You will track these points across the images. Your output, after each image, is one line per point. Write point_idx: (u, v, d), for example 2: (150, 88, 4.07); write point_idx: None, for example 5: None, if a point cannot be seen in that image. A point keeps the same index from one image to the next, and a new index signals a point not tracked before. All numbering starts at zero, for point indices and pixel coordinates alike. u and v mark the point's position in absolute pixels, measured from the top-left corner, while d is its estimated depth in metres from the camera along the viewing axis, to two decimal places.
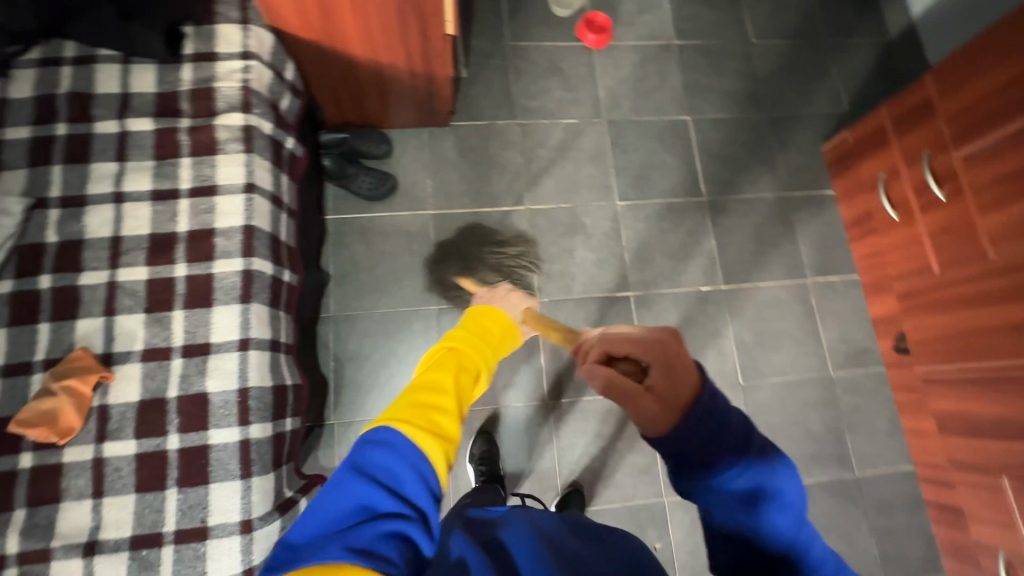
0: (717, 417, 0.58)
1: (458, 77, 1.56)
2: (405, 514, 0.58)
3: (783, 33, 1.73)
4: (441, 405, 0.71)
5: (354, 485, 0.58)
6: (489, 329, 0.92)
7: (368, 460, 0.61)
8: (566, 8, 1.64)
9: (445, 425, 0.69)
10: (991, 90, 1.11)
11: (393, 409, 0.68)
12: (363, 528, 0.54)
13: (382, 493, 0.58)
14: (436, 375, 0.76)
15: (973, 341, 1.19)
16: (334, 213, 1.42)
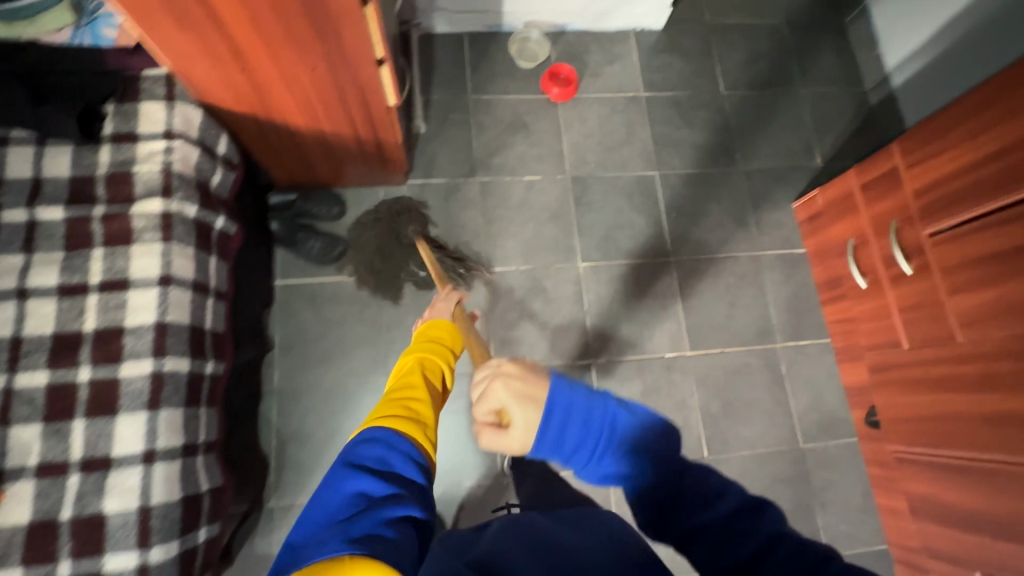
0: (580, 407, 0.66)
1: (417, 133, 1.52)
2: (399, 492, 0.61)
3: (755, 83, 1.69)
4: (415, 397, 0.77)
5: (355, 480, 0.61)
6: (443, 337, 0.89)
7: (359, 457, 0.64)
8: (530, 62, 1.60)
9: (421, 419, 0.75)
10: (957, 168, 1.05)
11: (379, 409, 0.74)
12: (357, 514, 0.57)
13: (378, 478, 0.62)
14: (409, 375, 0.81)
15: (944, 427, 1.13)
16: (284, 277, 1.36)
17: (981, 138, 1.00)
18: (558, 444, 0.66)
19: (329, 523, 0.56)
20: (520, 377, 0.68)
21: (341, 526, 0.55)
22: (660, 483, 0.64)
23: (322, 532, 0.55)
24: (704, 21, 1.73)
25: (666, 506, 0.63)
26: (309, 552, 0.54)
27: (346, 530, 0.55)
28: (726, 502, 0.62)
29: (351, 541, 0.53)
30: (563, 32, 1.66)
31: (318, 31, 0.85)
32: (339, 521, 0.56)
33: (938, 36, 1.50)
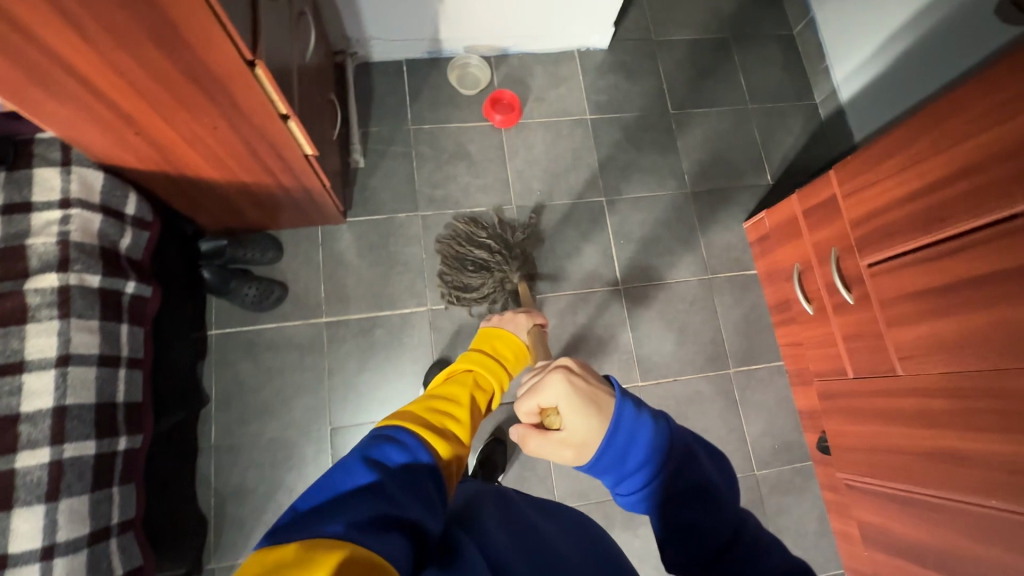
0: (644, 428, 0.69)
1: (356, 167, 1.47)
2: (407, 503, 0.57)
3: (703, 100, 1.67)
4: (452, 414, 0.82)
5: (367, 472, 0.58)
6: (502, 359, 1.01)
7: (378, 452, 0.63)
8: (471, 89, 1.57)
9: (457, 432, 0.79)
10: (889, 200, 1.02)
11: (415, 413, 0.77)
12: (361, 508, 0.52)
13: (387, 481, 0.59)
14: (452, 391, 0.87)
15: (887, 459, 1.11)
16: (218, 326, 1.32)
17: (910, 171, 0.98)
18: (606, 461, 0.69)
19: (329, 506, 0.52)
20: (585, 383, 0.74)
21: (343, 511, 0.51)
22: (708, 523, 0.66)
23: (320, 514, 0.50)
24: (650, 39, 1.70)
25: (709, 546, 0.66)
26: (307, 523, 0.49)
27: (347, 518, 0.50)
28: (773, 558, 0.64)
29: (354, 528, 0.48)
30: (506, 55, 1.62)
31: (208, 94, 0.81)
32: (341, 508, 0.51)
33: (880, 51, 1.48)
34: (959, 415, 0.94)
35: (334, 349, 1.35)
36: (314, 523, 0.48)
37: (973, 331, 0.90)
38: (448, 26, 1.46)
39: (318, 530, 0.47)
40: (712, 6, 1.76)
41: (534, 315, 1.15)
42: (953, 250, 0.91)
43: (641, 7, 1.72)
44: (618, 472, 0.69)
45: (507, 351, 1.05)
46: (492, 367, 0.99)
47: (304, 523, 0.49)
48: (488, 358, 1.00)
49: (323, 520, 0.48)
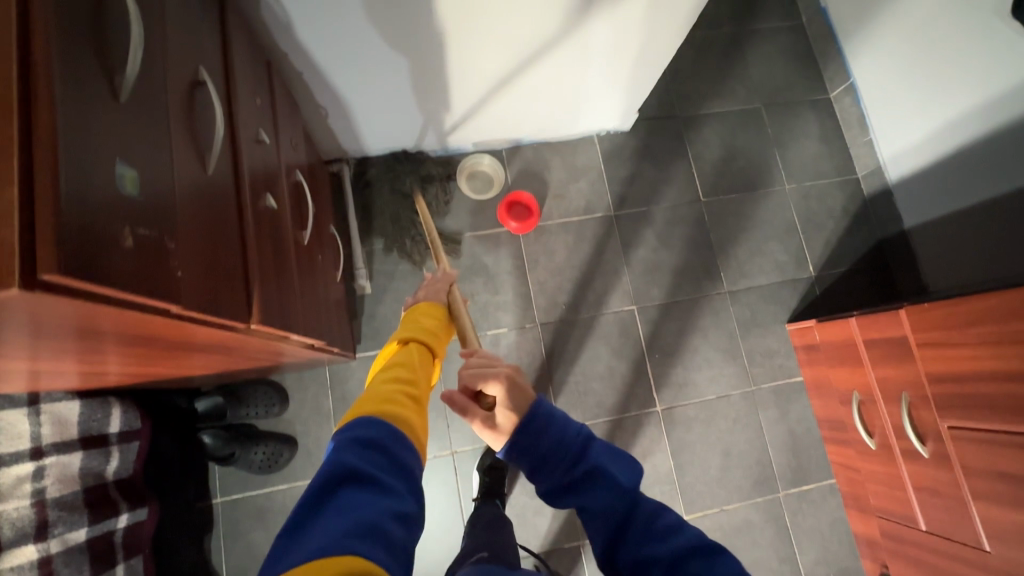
0: (554, 424, 0.65)
1: (362, 293, 1.33)
2: (398, 489, 0.52)
3: (735, 183, 1.53)
4: (406, 382, 0.67)
5: (352, 458, 0.52)
6: (432, 325, 0.85)
7: (355, 430, 0.55)
8: (485, 193, 1.42)
9: (414, 403, 0.65)
10: (981, 371, 0.90)
11: (369, 394, 0.63)
12: (353, 511, 0.47)
13: (375, 466, 0.53)
14: (399, 360, 0.72)
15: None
16: (223, 492, 1.19)
17: (1009, 349, 0.85)
18: (523, 452, 0.65)
19: (315, 510, 0.48)
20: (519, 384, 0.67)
21: (333, 516, 0.47)
22: (605, 503, 0.61)
23: (307, 527, 0.46)
24: (674, 115, 1.55)
25: (612, 530, 0.60)
26: (296, 544, 0.45)
27: (340, 524, 0.46)
28: (681, 537, 0.57)
29: (351, 539, 0.44)
30: (519, 145, 1.46)
31: (194, 347, 0.67)
32: (330, 514, 0.47)
33: (935, 135, 1.34)
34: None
35: None
36: (301, 543, 0.44)
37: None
38: (455, 130, 1.31)
39: (309, 549, 0.44)
40: (740, 72, 1.60)
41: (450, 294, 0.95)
42: None
43: (664, 80, 1.57)
44: (534, 463, 0.64)
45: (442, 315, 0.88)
46: (431, 330, 0.83)
47: (291, 543, 0.45)
48: (428, 324, 0.84)
49: (313, 537, 0.45)
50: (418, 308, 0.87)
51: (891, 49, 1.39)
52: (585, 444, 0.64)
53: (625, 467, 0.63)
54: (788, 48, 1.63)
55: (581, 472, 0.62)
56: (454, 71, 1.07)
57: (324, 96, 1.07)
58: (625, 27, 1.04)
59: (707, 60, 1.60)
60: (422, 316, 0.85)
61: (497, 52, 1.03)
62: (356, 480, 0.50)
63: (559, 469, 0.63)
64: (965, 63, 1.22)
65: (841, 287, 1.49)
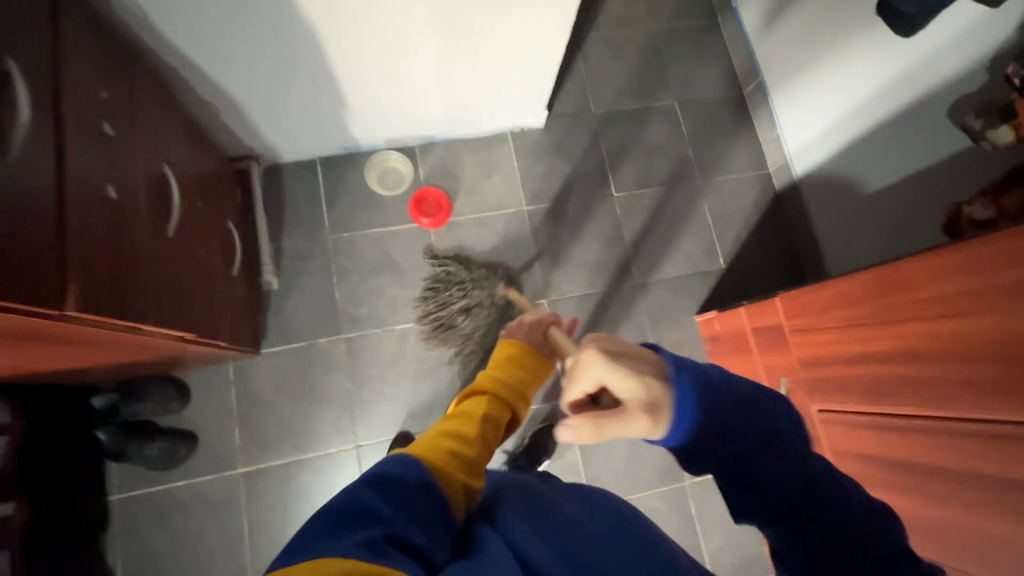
0: (717, 385, 0.57)
1: (269, 289, 1.33)
2: (411, 526, 0.49)
3: (648, 178, 1.56)
4: (463, 439, 0.63)
5: (375, 493, 0.50)
6: (522, 370, 0.80)
7: (387, 467, 0.54)
8: (395, 189, 1.43)
9: (468, 464, 0.61)
10: (838, 353, 0.92)
11: (420, 446, 0.60)
12: (361, 533, 0.46)
13: (393, 503, 0.51)
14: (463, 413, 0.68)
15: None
16: (121, 489, 1.19)
17: (858, 331, 0.87)
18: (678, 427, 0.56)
19: (332, 530, 0.46)
20: (626, 357, 0.60)
21: (344, 537, 0.45)
22: (780, 475, 0.54)
23: (322, 541, 0.45)
24: (589, 112, 1.58)
25: (784, 507, 0.53)
26: (310, 552, 0.43)
27: (350, 540, 0.44)
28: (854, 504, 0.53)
29: (359, 549, 0.43)
30: (432, 142, 1.48)
31: (21, 336, 0.67)
32: (339, 536, 0.45)
33: (830, 129, 1.37)
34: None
35: (256, 502, 1.23)
36: (313, 550, 0.43)
37: (936, 514, 0.79)
38: (359, 124, 1.32)
39: (320, 553, 0.42)
40: (655, 70, 1.63)
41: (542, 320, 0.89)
42: (909, 429, 0.81)
43: (579, 78, 1.60)
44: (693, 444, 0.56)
45: (535, 360, 0.83)
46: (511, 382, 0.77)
47: (305, 551, 0.44)
48: (513, 372, 0.78)
49: (324, 546, 0.43)
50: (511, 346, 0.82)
51: (798, 45, 1.43)
52: (761, 399, 0.58)
53: (792, 427, 0.57)
54: (702, 47, 1.66)
55: (747, 440, 0.55)
56: (328, 67, 1.08)
57: (208, 92, 1.08)
58: (505, 21, 1.06)
59: (624, 59, 1.63)
60: (513, 363, 0.80)
61: (366, 45, 1.04)
62: (369, 510, 0.48)
63: (724, 440, 0.55)
64: (856, 57, 1.25)
65: (750, 279, 1.52)
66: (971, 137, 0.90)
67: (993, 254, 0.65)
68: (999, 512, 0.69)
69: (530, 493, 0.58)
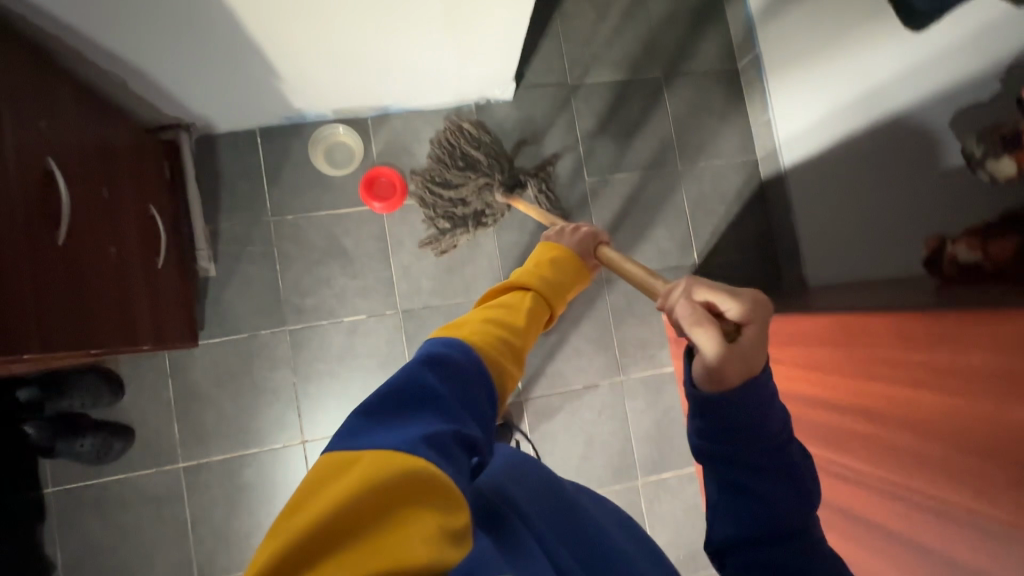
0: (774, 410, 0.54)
1: (206, 276, 1.24)
2: (469, 419, 0.47)
3: (624, 162, 1.44)
4: (509, 325, 0.57)
5: (433, 377, 0.47)
6: (570, 270, 0.68)
7: (443, 347, 0.50)
8: (344, 168, 1.31)
9: (511, 351, 0.56)
10: (797, 390, 0.87)
11: (466, 325, 0.56)
12: (428, 423, 0.43)
13: (454, 394, 0.47)
14: (510, 301, 0.61)
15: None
16: (55, 483, 1.16)
17: (816, 374, 0.82)
18: (733, 414, 0.53)
19: (397, 413, 0.44)
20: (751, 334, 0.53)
21: (408, 427, 0.43)
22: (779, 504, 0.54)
23: (388, 424, 0.43)
24: (565, 83, 1.43)
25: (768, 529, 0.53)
26: (376, 435, 0.41)
27: (416, 433, 0.42)
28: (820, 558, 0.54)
29: (427, 448, 0.41)
30: (387, 113, 1.33)
31: None
32: (401, 423, 0.43)
33: (826, 120, 1.24)
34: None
35: (198, 497, 1.21)
36: (383, 434, 0.41)
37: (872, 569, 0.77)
38: (298, 94, 1.17)
39: (390, 444, 0.40)
40: (642, 34, 1.46)
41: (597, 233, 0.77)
42: (857, 483, 0.77)
43: (555, 42, 1.43)
44: (717, 421, 0.54)
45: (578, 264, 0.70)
46: (555, 279, 0.66)
47: (369, 431, 0.42)
48: (558, 274, 0.67)
49: (393, 435, 0.41)
50: (564, 250, 0.70)
51: (803, 20, 1.25)
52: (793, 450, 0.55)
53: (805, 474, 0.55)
54: (696, 8, 1.48)
55: (775, 468, 0.54)
56: (242, 31, 0.91)
57: (106, 61, 0.93)
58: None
59: (606, 20, 1.45)
60: (558, 262, 0.68)
61: (284, 13, 0.87)
62: (431, 398, 0.45)
63: (751, 447, 0.54)
64: (862, 43, 1.10)
65: (724, 275, 1.44)
66: (971, 165, 0.81)
67: (971, 330, 0.58)
68: None
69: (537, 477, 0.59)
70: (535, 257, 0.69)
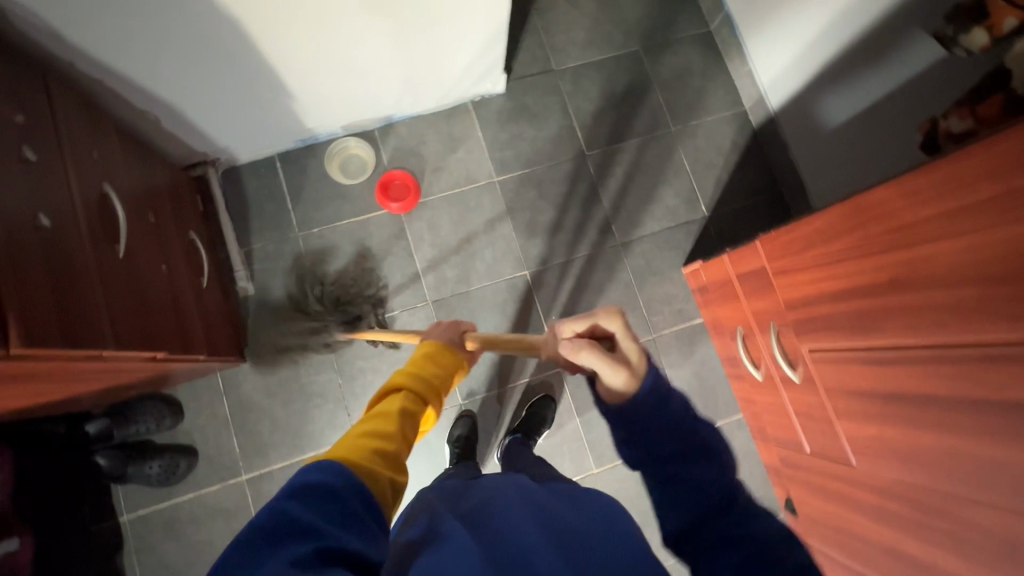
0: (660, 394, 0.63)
1: (246, 295, 1.32)
2: (344, 535, 0.50)
3: (619, 132, 1.51)
4: (383, 434, 0.63)
5: (298, 507, 0.50)
6: (447, 365, 0.79)
7: (315, 471, 0.54)
8: (359, 177, 1.39)
9: (387, 459, 0.61)
10: (823, 290, 0.90)
11: (339, 446, 0.60)
12: (291, 550, 0.47)
13: (323, 515, 0.50)
14: (385, 408, 0.67)
15: (833, 549, 1.05)
16: (130, 510, 1.21)
17: (838, 266, 0.85)
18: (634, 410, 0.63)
19: (266, 549, 0.47)
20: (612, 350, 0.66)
21: (273, 562, 0.46)
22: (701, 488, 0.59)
23: (258, 564, 0.46)
24: (551, 70, 1.51)
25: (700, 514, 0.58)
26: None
27: (278, 568, 0.45)
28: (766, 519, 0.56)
29: None
30: (391, 122, 1.42)
31: None
32: (271, 559, 0.46)
33: (804, 56, 1.30)
34: (899, 527, 0.85)
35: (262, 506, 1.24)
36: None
37: (921, 444, 0.78)
38: (310, 114, 1.27)
39: None
40: (616, 15, 1.55)
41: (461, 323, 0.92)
42: (897, 361, 0.78)
43: (536, 35, 1.52)
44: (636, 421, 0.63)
45: (455, 355, 0.82)
46: (429, 375, 0.75)
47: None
48: (430, 369, 0.76)
49: (261, 574, 0.45)
50: (434, 345, 0.81)
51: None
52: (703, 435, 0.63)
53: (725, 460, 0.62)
54: None
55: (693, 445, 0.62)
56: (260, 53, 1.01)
57: (140, 99, 1.03)
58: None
59: (580, 8, 1.55)
60: (430, 358, 0.78)
61: (293, 32, 0.97)
62: (296, 526, 0.49)
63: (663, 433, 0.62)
64: None
65: (734, 224, 1.48)
66: (947, 46, 0.86)
67: (969, 169, 0.62)
68: (991, 438, 0.66)
69: (521, 488, 0.63)
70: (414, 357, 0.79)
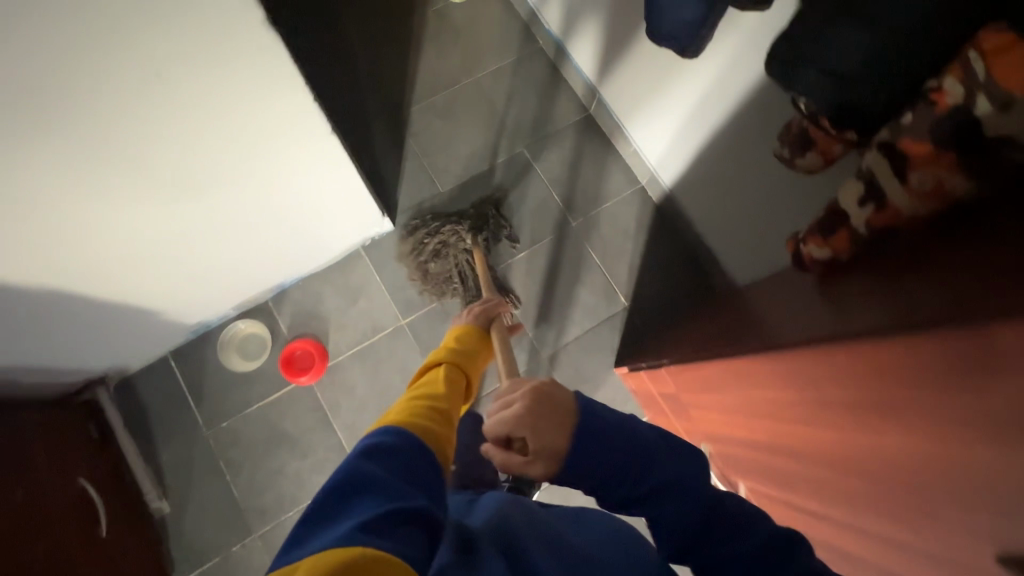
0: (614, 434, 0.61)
1: (162, 514, 1.23)
2: (413, 492, 0.49)
3: (522, 240, 1.46)
4: (436, 399, 0.63)
5: (366, 466, 0.49)
6: (474, 343, 0.82)
7: (374, 437, 0.53)
8: (259, 357, 1.32)
9: (443, 420, 0.60)
10: (736, 432, 0.85)
11: (394, 411, 0.59)
12: (361, 511, 0.45)
13: (390, 473, 0.50)
14: (431, 381, 0.68)
15: None
16: None
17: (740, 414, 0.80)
18: (589, 466, 0.61)
19: (333, 511, 0.46)
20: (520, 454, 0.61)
21: (343, 521, 0.45)
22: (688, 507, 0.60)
23: (330, 525, 0.44)
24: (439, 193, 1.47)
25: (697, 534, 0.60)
26: (320, 538, 0.43)
27: (350, 524, 0.44)
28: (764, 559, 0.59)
29: (365, 536, 0.42)
30: (284, 289, 1.36)
31: None
32: (344, 518, 0.45)
33: (685, 139, 1.28)
34: None
35: None
36: (328, 533, 0.43)
37: None
38: (195, 313, 1.21)
39: (329, 543, 0.42)
40: (492, 122, 1.52)
41: (490, 308, 0.93)
42: (819, 524, 0.71)
43: (416, 160, 1.49)
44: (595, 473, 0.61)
45: (479, 336, 0.85)
46: (461, 352, 0.77)
47: (312, 536, 0.44)
48: (466, 349, 0.79)
49: (333, 533, 0.43)
50: (466, 330, 0.85)
51: (630, 59, 1.31)
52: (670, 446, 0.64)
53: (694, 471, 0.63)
54: (532, 80, 1.55)
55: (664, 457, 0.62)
56: (97, 291, 0.96)
57: None
58: (272, 165, 0.93)
59: (455, 123, 1.52)
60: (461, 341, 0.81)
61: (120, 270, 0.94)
62: (367, 484, 0.48)
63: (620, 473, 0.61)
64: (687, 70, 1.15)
65: (657, 307, 1.42)
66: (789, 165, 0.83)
67: (834, 360, 0.58)
68: None
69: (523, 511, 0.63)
70: (448, 340, 0.81)
